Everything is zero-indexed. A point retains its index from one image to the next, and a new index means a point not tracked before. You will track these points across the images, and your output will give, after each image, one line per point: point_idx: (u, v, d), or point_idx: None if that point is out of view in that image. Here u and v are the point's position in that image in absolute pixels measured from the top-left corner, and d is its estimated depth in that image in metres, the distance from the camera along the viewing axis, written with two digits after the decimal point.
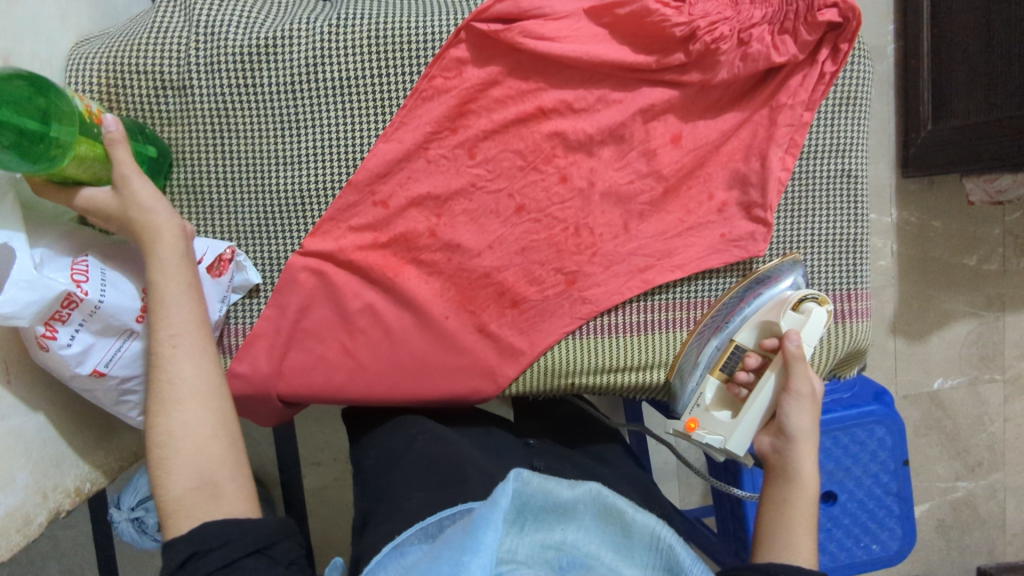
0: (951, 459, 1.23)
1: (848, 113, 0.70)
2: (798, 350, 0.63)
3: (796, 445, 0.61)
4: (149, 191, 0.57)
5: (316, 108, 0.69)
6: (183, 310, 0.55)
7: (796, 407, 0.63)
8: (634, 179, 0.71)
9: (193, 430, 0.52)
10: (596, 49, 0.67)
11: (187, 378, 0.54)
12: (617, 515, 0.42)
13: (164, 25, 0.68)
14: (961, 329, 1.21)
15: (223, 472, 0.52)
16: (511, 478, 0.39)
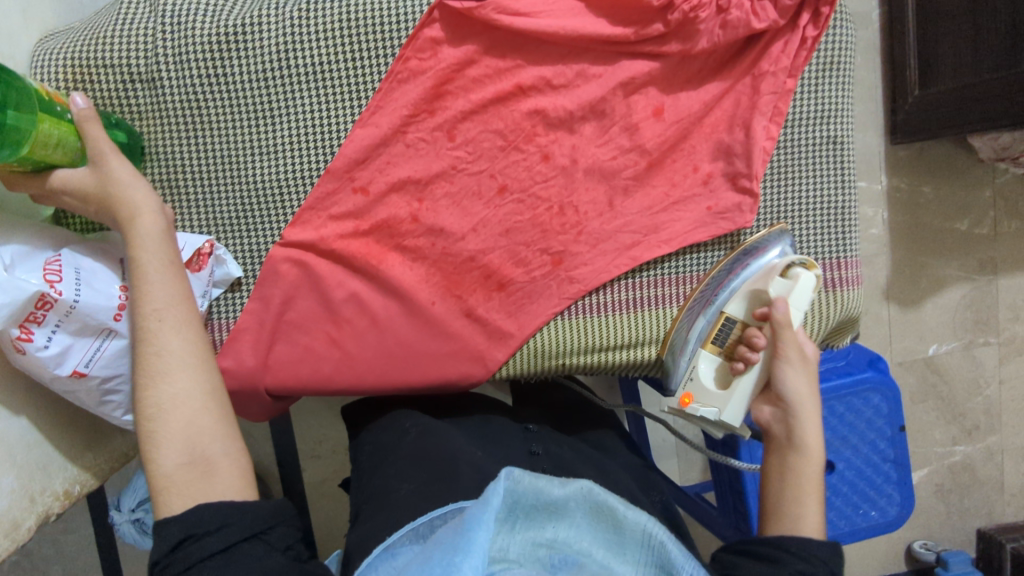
0: (949, 424, 1.24)
1: (832, 79, 0.69)
2: (785, 316, 0.63)
3: (795, 409, 0.61)
4: (127, 169, 0.56)
5: (290, 96, 0.68)
6: (164, 286, 0.54)
7: (790, 371, 0.63)
8: (617, 154, 0.70)
9: (183, 404, 0.52)
10: (573, 23, 0.65)
11: (175, 353, 0.53)
12: (609, 513, 0.41)
13: (129, 16, 0.66)
14: (955, 294, 1.21)
15: (214, 447, 0.51)
16: (503, 477, 0.39)
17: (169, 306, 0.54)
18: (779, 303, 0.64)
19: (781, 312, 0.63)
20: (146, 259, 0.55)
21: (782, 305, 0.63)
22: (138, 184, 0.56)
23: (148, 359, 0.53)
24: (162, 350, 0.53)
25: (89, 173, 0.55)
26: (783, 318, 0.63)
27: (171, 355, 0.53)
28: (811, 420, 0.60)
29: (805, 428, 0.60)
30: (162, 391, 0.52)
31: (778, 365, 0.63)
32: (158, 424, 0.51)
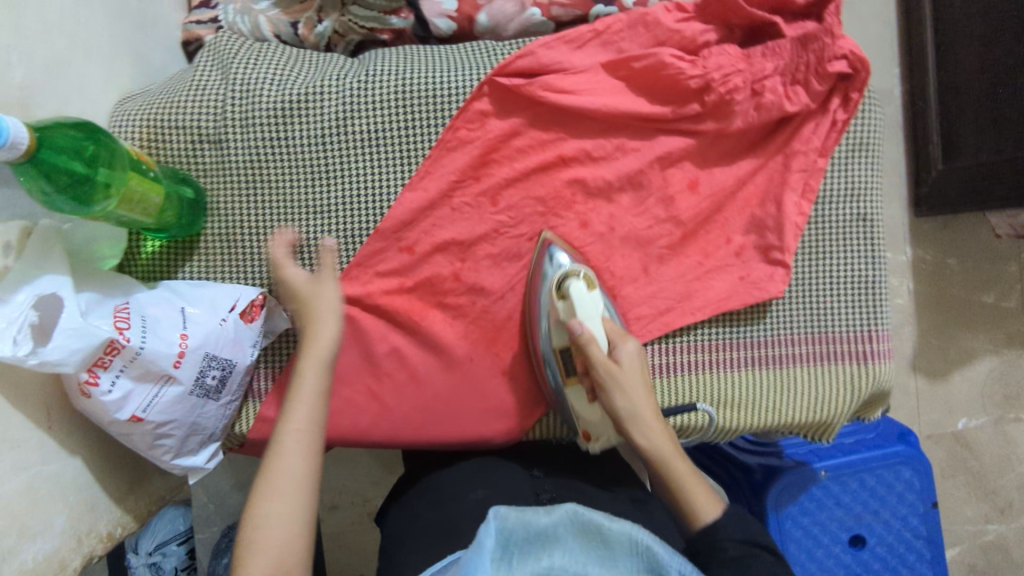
0: (980, 500, 1.21)
1: (862, 158, 0.72)
2: (588, 336, 0.62)
3: (639, 418, 0.61)
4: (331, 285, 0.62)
5: (346, 160, 0.72)
6: (315, 392, 0.56)
7: (622, 384, 0.61)
8: (652, 224, 0.73)
9: (281, 516, 0.50)
10: (614, 101, 0.69)
11: (291, 465, 0.52)
12: (596, 530, 0.44)
13: (203, 84, 0.72)
14: (983, 368, 1.20)
15: (299, 561, 0.49)
16: (491, 517, 0.43)
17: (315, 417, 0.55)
18: (574, 322, 0.63)
19: (581, 333, 0.62)
20: (311, 366, 0.57)
21: (578, 325, 0.63)
22: (333, 297, 0.61)
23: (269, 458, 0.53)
24: (288, 455, 0.52)
25: (306, 276, 0.62)
26: (587, 336, 0.63)
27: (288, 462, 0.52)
28: (648, 425, 0.60)
29: (653, 432, 0.60)
30: (271, 496, 0.50)
31: (615, 383, 0.61)
32: (257, 529, 0.49)
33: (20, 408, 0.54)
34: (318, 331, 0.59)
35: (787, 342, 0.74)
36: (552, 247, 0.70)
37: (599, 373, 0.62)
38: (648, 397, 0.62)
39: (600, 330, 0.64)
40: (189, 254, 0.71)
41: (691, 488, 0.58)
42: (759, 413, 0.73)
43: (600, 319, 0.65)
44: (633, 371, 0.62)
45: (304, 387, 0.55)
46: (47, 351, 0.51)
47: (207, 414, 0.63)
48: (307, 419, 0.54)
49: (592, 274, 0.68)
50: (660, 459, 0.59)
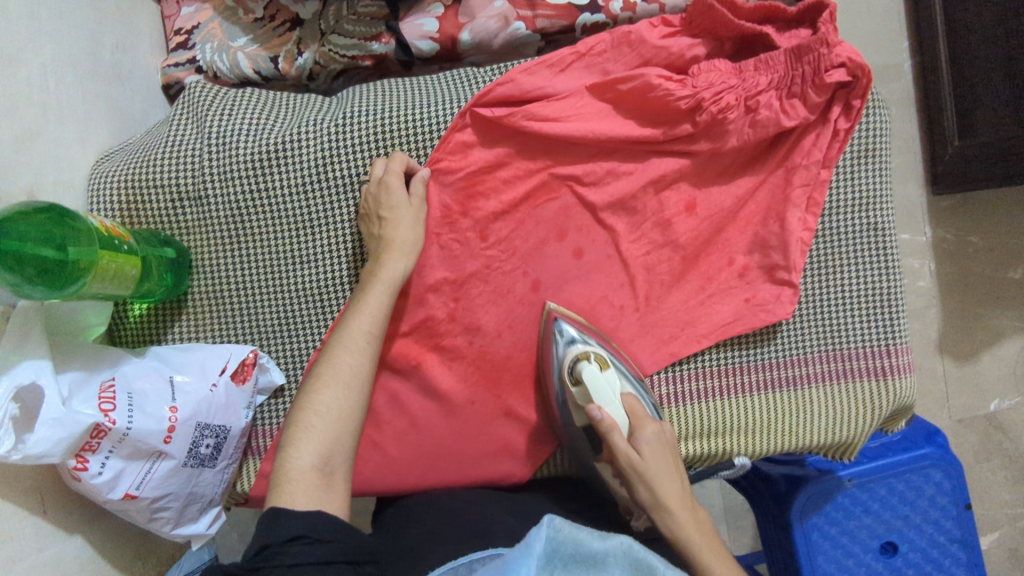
0: (1018, 484, 1.16)
1: (868, 165, 0.68)
2: (608, 422, 0.58)
3: (656, 491, 0.56)
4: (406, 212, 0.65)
5: (329, 207, 0.70)
6: (376, 316, 0.60)
7: (649, 477, 0.57)
8: (650, 250, 0.70)
9: (331, 412, 0.54)
10: (601, 127, 0.66)
11: (346, 361, 0.57)
12: (648, 570, 0.42)
13: (179, 140, 0.70)
14: (1014, 346, 1.15)
15: (341, 465, 0.53)
16: (544, 523, 0.40)
17: (376, 337, 0.60)
18: (593, 408, 0.59)
19: (601, 418, 0.58)
20: (376, 294, 0.61)
21: (599, 411, 0.59)
22: (413, 233, 0.65)
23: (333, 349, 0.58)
24: (354, 361, 0.57)
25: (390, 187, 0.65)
26: (609, 423, 0.58)
27: (343, 368, 0.57)
28: (681, 522, 0.55)
29: (670, 491, 0.56)
30: (328, 391, 0.55)
31: (641, 477, 0.57)
32: (316, 419, 0.54)
33: (10, 499, 0.53)
34: (385, 256, 0.63)
35: (801, 362, 0.70)
36: (558, 321, 0.68)
37: (626, 466, 0.57)
38: (678, 487, 0.57)
39: (621, 415, 0.60)
40: (178, 314, 0.70)
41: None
42: (775, 436, 0.70)
43: (621, 402, 0.61)
44: (662, 465, 0.57)
45: (367, 304, 0.60)
46: (32, 444, 0.49)
47: (204, 481, 0.62)
48: (372, 331, 0.59)
49: (602, 354, 0.64)
50: (691, 546, 0.54)
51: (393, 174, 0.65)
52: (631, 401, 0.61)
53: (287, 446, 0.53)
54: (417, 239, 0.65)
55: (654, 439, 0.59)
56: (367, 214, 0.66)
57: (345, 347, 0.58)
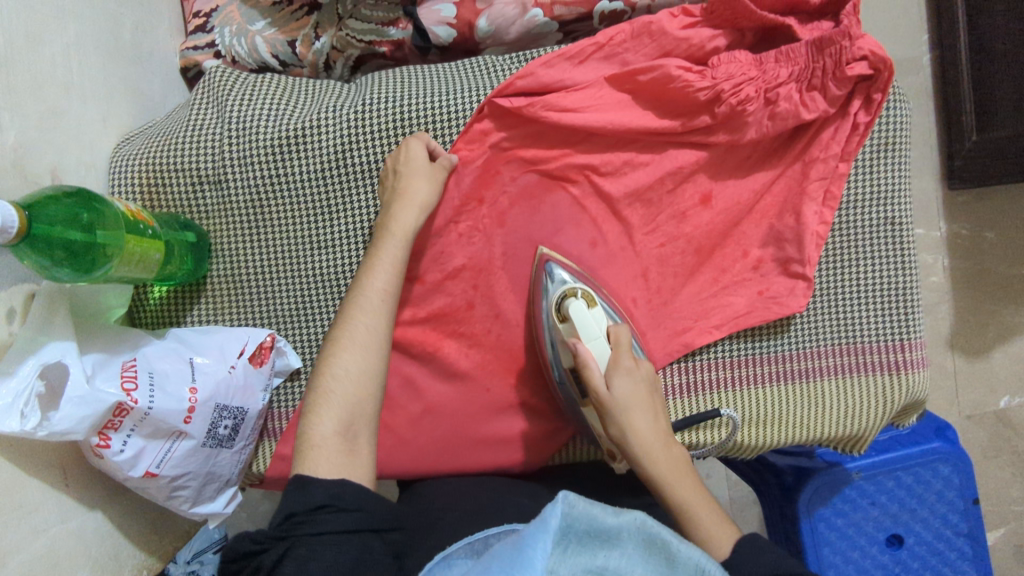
0: None
1: (888, 159, 0.68)
2: (584, 356, 0.59)
3: (646, 464, 0.55)
4: (425, 175, 0.65)
5: (347, 193, 0.70)
6: (392, 276, 0.61)
7: (630, 411, 0.56)
8: (664, 241, 0.70)
9: (353, 377, 0.55)
10: (620, 117, 0.66)
11: (365, 324, 0.58)
12: (662, 545, 0.39)
13: (200, 124, 0.70)
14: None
15: (365, 428, 0.55)
16: (559, 500, 0.37)
17: (391, 294, 0.60)
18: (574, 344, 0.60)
19: (579, 352, 0.59)
20: (390, 251, 0.61)
21: (579, 345, 0.60)
22: (430, 190, 0.65)
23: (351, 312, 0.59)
24: (371, 321, 0.58)
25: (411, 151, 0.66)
26: (586, 357, 0.59)
27: (361, 331, 0.57)
28: (650, 453, 0.55)
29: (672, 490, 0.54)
30: (348, 356, 0.56)
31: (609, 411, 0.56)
32: (335, 385, 0.55)
33: (34, 473, 0.55)
34: (395, 211, 0.64)
35: (814, 355, 0.71)
36: (550, 263, 0.67)
37: (598, 400, 0.57)
38: (653, 418, 0.57)
39: (603, 350, 0.60)
40: (196, 297, 0.71)
41: (705, 520, 0.52)
42: (787, 427, 0.71)
43: (606, 338, 0.61)
44: (637, 396, 0.57)
45: (382, 265, 0.61)
46: (56, 421, 0.51)
47: (222, 461, 0.63)
48: (388, 290, 0.60)
49: (590, 291, 0.64)
50: (664, 482, 0.54)
51: (418, 141, 0.67)
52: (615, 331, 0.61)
53: (310, 412, 0.54)
54: (435, 195, 0.65)
55: (640, 373, 0.59)
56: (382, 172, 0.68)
57: (363, 307, 0.58)
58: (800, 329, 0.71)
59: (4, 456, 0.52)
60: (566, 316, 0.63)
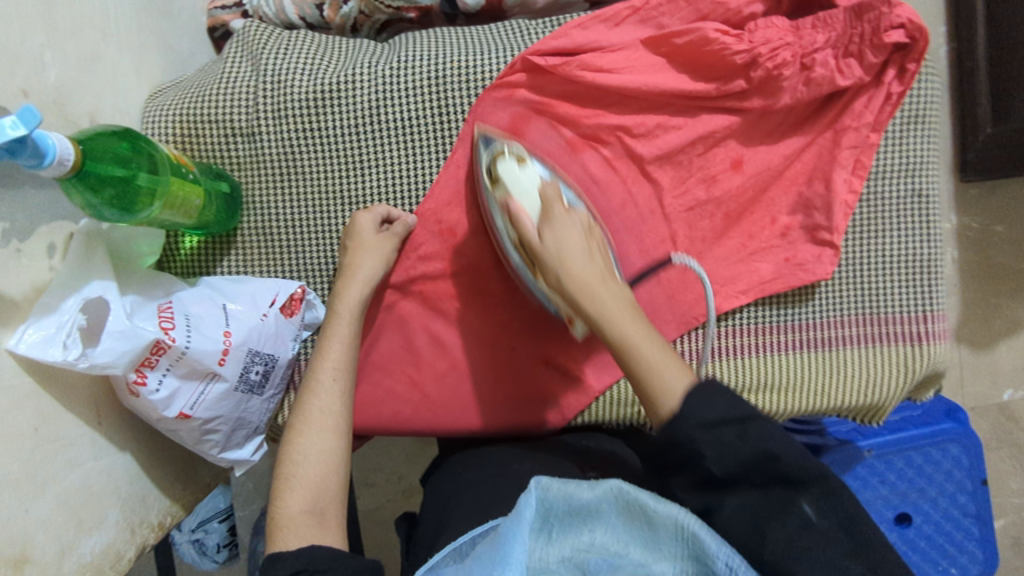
0: None
1: (918, 132, 0.69)
2: (517, 210, 0.57)
3: (593, 312, 0.51)
4: (372, 254, 0.66)
5: (381, 150, 0.71)
6: (344, 355, 0.62)
7: (571, 250, 0.53)
8: (694, 206, 0.70)
9: (318, 457, 0.56)
10: (655, 79, 0.66)
11: (324, 402, 0.58)
12: (640, 511, 0.42)
13: (234, 75, 0.70)
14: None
15: (334, 504, 0.54)
16: (532, 487, 0.41)
17: (343, 368, 0.61)
18: (508, 201, 0.58)
19: (512, 207, 0.57)
20: (341, 327, 0.63)
21: (512, 203, 0.57)
22: (377, 263, 0.66)
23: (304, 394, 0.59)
24: (326, 402, 0.58)
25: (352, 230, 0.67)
26: (519, 211, 0.57)
27: (319, 412, 0.58)
28: (588, 297, 0.51)
29: (619, 327, 0.50)
30: (307, 437, 0.56)
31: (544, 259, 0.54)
32: (296, 467, 0.55)
33: (72, 407, 0.55)
34: (349, 290, 0.64)
35: (837, 324, 0.72)
36: (484, 134, 0.66)
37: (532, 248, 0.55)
38: (588, 257, 0.53)
39: (532, 201, 0.57)
40: (227, 248, 0.71)
41: (660, 369, 0.48)
42: (809, 394, 0.72)
43: (539, 189, 0.58)
44: (570, 236, 0.54)
45: (332, 343, 0.61)
46: (96, 354, 0.51)
47: (252, 408, 0.64)
48: (339, 367, 0.60)
49: (520, 151, 0.63)
50: (609, 327, 0.50)
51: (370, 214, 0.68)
52: (550, 188, 0.57)
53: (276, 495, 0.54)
54: (380, 270, 0.66)
55: (576, 220, 0.56)
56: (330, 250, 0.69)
57: (318, 389, 0.59)
58: (822, 299, 0.71)
59: (48, 389, 0.52)
60: (497, 177, 0.61)
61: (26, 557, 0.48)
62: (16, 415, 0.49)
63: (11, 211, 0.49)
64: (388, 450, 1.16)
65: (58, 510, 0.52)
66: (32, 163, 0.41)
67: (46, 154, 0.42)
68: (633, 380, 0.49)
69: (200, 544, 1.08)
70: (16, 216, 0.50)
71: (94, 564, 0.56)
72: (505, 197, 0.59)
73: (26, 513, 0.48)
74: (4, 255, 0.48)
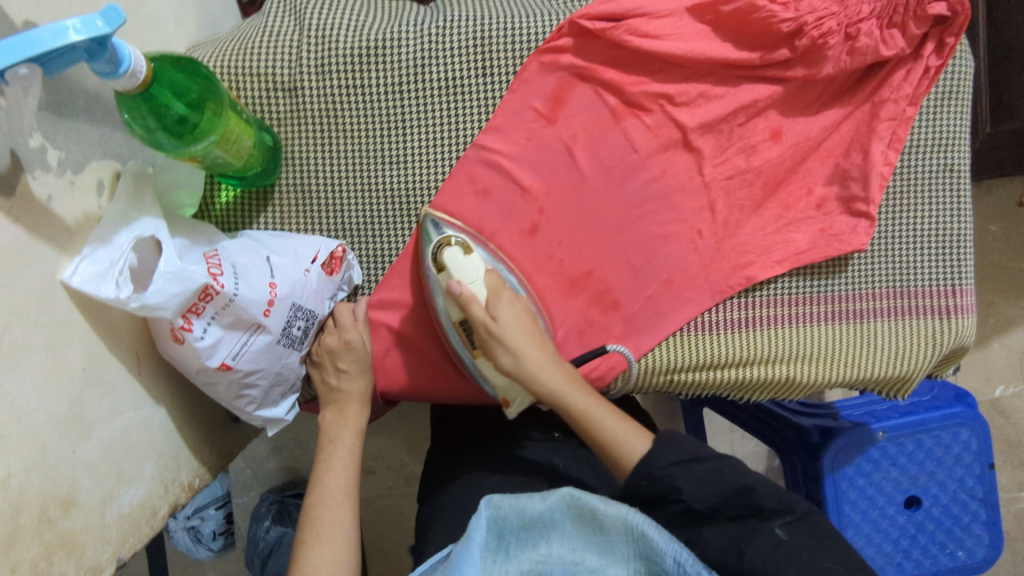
0: (1016, 468, 1.18)
1: (951, 107, 0.70)
2: (467, 294, 0.57)
3: (541, 380, 0.56)
4: (361, 371, 0.67)
5: (423, 108, 0.70)
6: (348, 463, 0.63)
7: (526, 344, 0.56)
8: (733, 174, 0.71)
9: (334, 569, 0.54)
10: (700, 46, 0.67)
11: (336, 515, 0.58)
12: (590, 516, 0.43)
13: (275, 29, 0.68)
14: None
15: None
16: (482, 507, 0.45)
17: (351, 488, 0.61)
18: (453, 284, 0.57)
19: (460, 292, 0.57)
20: (342, 449, 0.63)
21: (457, 288, 0.57)
22: (367, 381, 0.67)
23: (312, 507, 0.59)
24: (338, 518, 0.58)
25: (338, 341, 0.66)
26: (468, 295, 0.57)
27: (329, 528, 0.57)
28: (549, 376, 0.56)
29: (586, 407, 0.55)
30: (320, 549, 0.55)
31: (500, 341, 0.56)
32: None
33: (115, 351, 0.54)
34: (350, 409, 0.66)
35: (869, 296, 0.72)
36: (434, 220, 0.66)
37: (484, 332, 0.57)
38: (542, 351, 0.57)
39: (483, 289, 0.58)
40: (263, 204, 0.70)
41: (619, 432, 0.53)
42: (841, 365, 0.72)
43: (485, 281, 0.59)
44: (519, 321, 0.57)
45: (337, 462, 0.62)
46: (150, 296, 0.49)
47: (290, 363, 0.64)
48: (348, 484, 0.61)
49: (465, 238, 0.62)
50: (565, 398, 0.55)
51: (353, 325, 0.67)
52: (494, 280, 0.59)
53: None
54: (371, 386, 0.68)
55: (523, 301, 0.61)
56: (318, 364, 0.67)
57: (326, 504, 0.58)
58: (855, 272, 0.72)
59: (99, 327, 0.51)
60: (442, 264, 0.60)
61: (72, 499, 0.46)
62: (65, 351, 0.47)
63: (66, 141, 0.48)
64: (390, 438, 1.13)
65: (101, 455, 0.50)
66: (106, 70, 0.41)
67: (120, 63, 0.42)
68: (597, 448, 0.54)
69: (195, 531, 1.05)
70: (70, 146, 0.49)
71: (132, 517, 0.53)
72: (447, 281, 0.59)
73: (73, 455, 0.46)
74: (57, 184, 0.47)
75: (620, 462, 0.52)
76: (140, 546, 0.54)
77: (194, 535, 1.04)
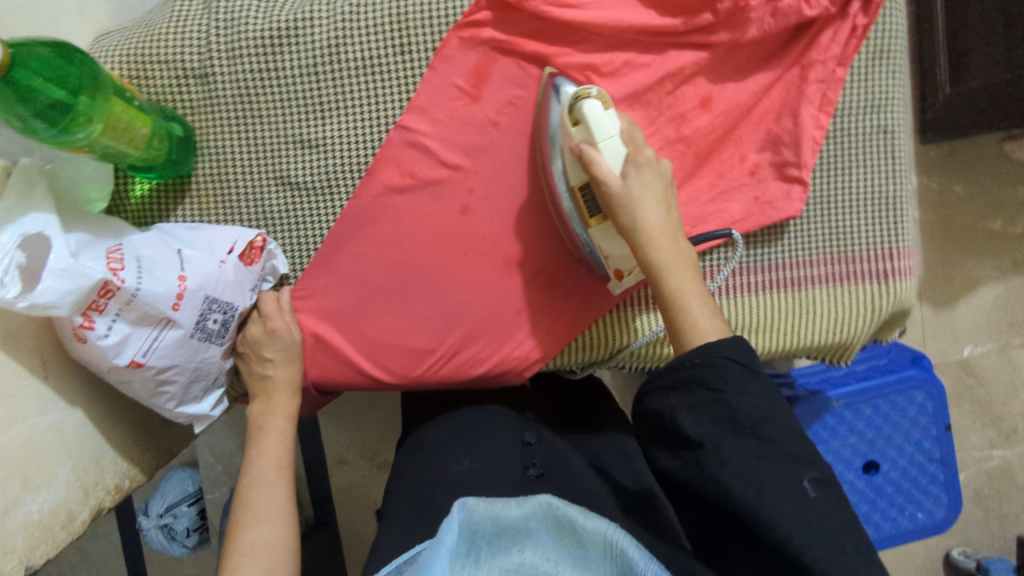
0: (985, 427, 1.19)
1: (882, 67, 0.69)
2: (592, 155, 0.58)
3: (648, 239, 0.58)
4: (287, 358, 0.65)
5: (341, 90, 0.68)
6: (281, 449, 0.62)
7: (648, 198, 0.58)
8: (663, 146, 0.69)
9: (270, 545, 0.54)
10: (622, 14, 0.65)
11: (269, 494, 0.58)
12: (571, 527, 0.39)
13: (183, 13, 0.66)
14: (987, 295, 1.18)
15: None
16: (454, 509, 0.38)
17: (283, 468, 0.61)
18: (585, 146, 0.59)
19: (587, 153, 0.59)
20: (273, 432, 0.63)
21: (588, 148, 0.59)
22: (295, 368, 0.66)
23: (246, 488, 0.58)
24: (272, 498, 0.57)
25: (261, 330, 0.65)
26: (593, 155, 0.59)
27: (263, 507, 0.56)
28: (658, 245, 0.58)
29: (677, 282, 0.56)
30: (254, 527, 0.55)
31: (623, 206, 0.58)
32: (244, 556, 0.52)
33: (13, 355, 0.52)
34: (280, 396, 0.65)
35: (806, 262, 0.71)
36: (559, 80, 0.66)
37: (608, 193, 0.58)
38: (663, 214, 0.58)
39: (614, 154, 0.59)
40: (181, 195, 0.68)
41: (697, 314, 0.55)
42: (779, 333, 0.71)
43: (620, 137, 0.59)
44: (648, 188, 0.59)
45: (269, 445, 0.62)
46: (38, 292, 0.48)
47: (210, 357, 0.62)
48: (281, 465, 0.61)
49: (604, 93, 0.61)
50: (666, 271, 0.57)
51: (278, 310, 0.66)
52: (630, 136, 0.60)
53: None
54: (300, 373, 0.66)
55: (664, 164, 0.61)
56: (244, 356, 0.66)
57: (258, 485, 0.58)
58: (791, 239, 0.71)
59: None
60: (580, 116, 0.60)
61: None
62: None
63: None
64: (359, 426, 1.12)
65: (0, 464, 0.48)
66: None
67: None
68: (673, 323, 0.56)
69: (169, 529, 1.03)
70: None
71: (43, 525, 0.52)
72: (581, 139, 0.60)
73: None
74: None
75: (693, 336, 0.54)
76: (54, 553, 0.53)
77: (167, 533, 1.02)
